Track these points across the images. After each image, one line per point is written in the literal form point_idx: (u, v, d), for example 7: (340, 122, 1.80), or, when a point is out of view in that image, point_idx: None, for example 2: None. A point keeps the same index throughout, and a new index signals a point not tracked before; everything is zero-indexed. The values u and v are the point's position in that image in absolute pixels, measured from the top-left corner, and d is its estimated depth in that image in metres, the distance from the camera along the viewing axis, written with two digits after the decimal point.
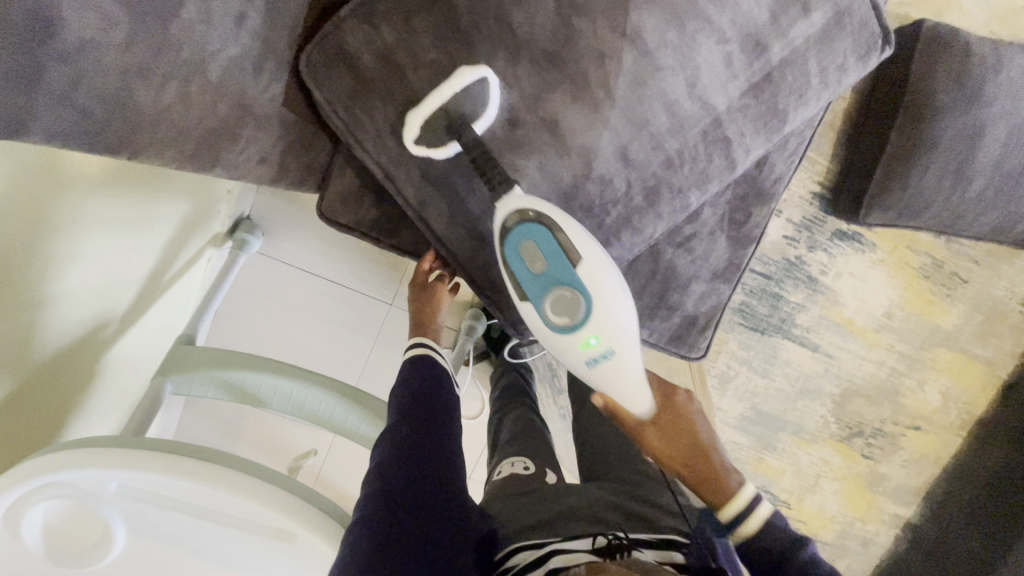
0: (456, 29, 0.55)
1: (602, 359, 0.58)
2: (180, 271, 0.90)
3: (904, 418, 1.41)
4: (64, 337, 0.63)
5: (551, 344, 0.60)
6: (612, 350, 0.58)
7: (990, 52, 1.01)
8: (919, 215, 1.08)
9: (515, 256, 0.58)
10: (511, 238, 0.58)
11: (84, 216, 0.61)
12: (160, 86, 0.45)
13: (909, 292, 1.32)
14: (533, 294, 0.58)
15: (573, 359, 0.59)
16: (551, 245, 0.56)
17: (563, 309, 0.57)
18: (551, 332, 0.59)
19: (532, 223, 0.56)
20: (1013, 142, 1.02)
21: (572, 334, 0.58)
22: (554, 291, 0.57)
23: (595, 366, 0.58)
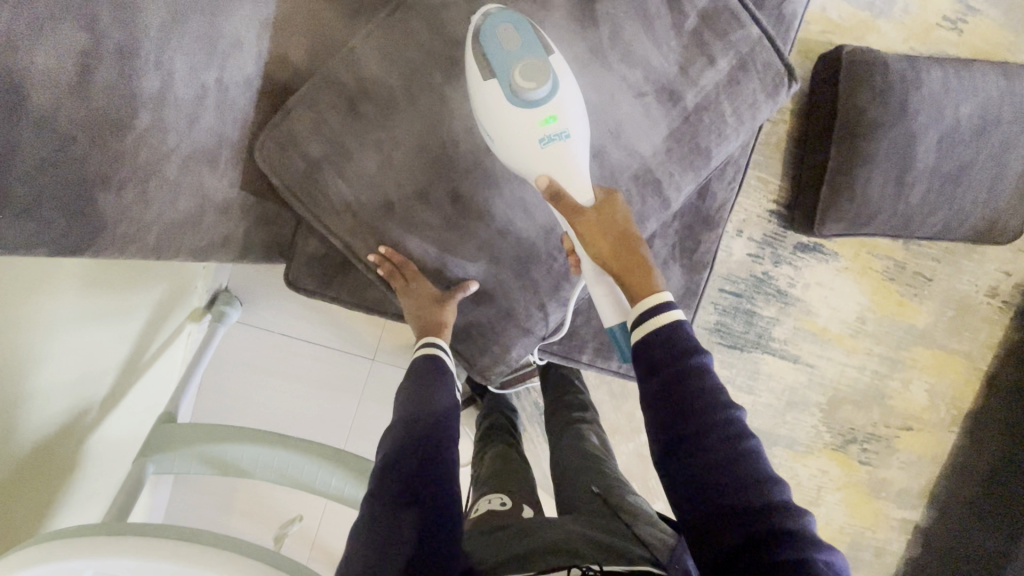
0: (395, 109, 0.61)
1: (556, 138, 0.59)
2: (159, 350, 0.92)
3: (895, 419, 1.42)
4: (42, 430, 0.64)
5: (501, 108, 0.58)
6: (569, 132, 0.59)
7: (910, 67, 1.08)
8: (871, 222, 1.13)
9: (492, 33, 0.58)
10: (489, 23, 0.59)
11: (58, 310, 0.64)
12: (118, 190, 0.47)
13: (878, 296, 1.35)
14: (503, 68, 0.57)
15: (528, 131, 0.58)
16: (527, 30, 0.59)
17: (532, 78, 0.57)
18: (511, 99, 0.57)
19: (514, 14, 0.59)
20: (945, 148, 1.09)
21: (535, 108, 0.58)
22: (526, 60, 0.57)
23: (548, 144, 0.58)
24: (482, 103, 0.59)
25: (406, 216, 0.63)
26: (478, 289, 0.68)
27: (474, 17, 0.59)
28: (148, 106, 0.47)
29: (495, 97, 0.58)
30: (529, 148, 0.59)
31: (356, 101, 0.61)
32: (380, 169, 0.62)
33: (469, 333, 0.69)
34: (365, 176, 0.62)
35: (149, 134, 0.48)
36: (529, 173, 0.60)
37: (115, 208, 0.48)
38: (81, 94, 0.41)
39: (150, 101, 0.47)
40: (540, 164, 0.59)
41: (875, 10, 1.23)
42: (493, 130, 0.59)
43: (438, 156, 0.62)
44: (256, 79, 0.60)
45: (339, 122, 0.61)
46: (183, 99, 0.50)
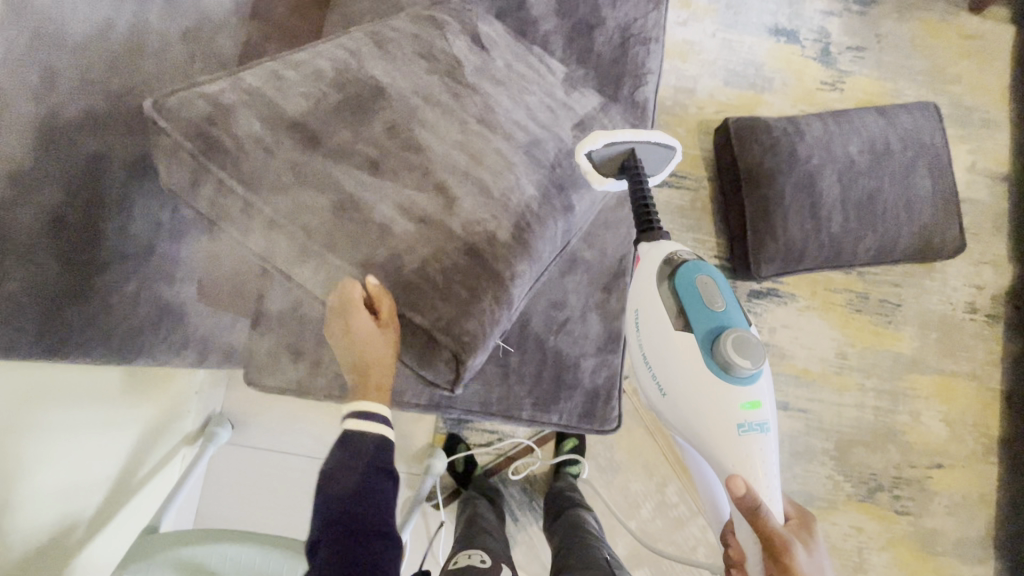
0: (321, 82, 0.70)
1: (753, 427, 0.69)
2: (150, 472, 1.00)
3: (919, 457, 1.32)
4: (29, 541, 0.71)
5: (701, 382, 0.70)
6: (766, 423, 0.70)
7: (791, 122, 1.23)
8: (802, 258, 1.20)
9: (696, 293, 0.71)
10: (693, 277, 0.71)
11: (59, 426, 0.75)
12: (85, 304, 0.61)
13: (850, 329, 1.35)
14: (704, 328, 0.70)
15: (729, 417, 0.69)
16: (728, 300, 0.72)
17: (735, 347, 0.68)
18: (711, 367, 0.69)
19: (715, 275, 0.72)
20: (847, 182, 1.19)
21: (736, 389, 0.69)
22: (733, 333, 0.68)
23: (745, 432, 0.68)
24: (679, 361, 0.71)
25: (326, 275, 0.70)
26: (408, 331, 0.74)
27: (677, 265, 0.72)
28: (112, 237, 0.63)
29: (695, 364, 0.70)
30: (727, 425, 0.69)
31: (282, 72, 0.69)
32: (303, 112, 0.68)
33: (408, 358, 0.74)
34: (284, 117, 0.67)
35: (111, 260, 0.63)
36: (723, 455, 0.70)
37: (83, 318, 0.61)
38: (54, 233, 0.57)
39: (111, 236, 0.63)
40: (739, 454, 0.69)
41: (758, 88, 1.43)
42: (686, 399, 0.71)
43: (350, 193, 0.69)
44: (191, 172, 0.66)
45: (258, 83, 0.68)
46: (140, 234, 0.66)
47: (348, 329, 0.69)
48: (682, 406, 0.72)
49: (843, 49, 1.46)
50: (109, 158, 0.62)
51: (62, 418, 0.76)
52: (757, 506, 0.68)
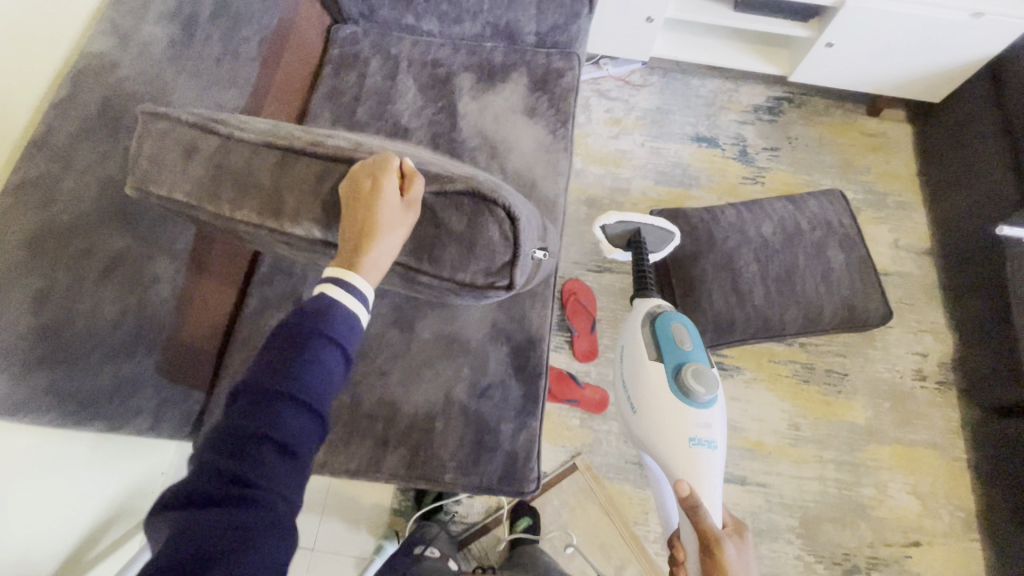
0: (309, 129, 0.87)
1: (703, 442, 0.89)
2: (105, 552, 1.03)
3: (893, 535, 1.26)
4: None
5: (663, 402, 0.92)
6: (714, 442, 0.89)
7: (708, 211, 1.39)
8: (732, 330, 1.29)
9: (669, 334, 0.97)
10: (668, 321, 0.98)
11: (23, 491, 0.83)
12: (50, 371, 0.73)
13: (800, 400, 1.38)
14: (673, 359, 0.94)
15: (685, 430, 0.90)
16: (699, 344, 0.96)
17: (695, 376, 0.91)
18: (672, 389, 0.93)
19: (687, 324, 0.98)
20: (763, 259, 1.31)
21: (693, 409, 0.91)
22: (691, 365, 0.92)
23: (695, 444, 0.89)
24: (649, 382, 0.95)
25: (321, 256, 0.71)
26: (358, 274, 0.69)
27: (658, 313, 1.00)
28: None
29: (660, 385, 0.94)
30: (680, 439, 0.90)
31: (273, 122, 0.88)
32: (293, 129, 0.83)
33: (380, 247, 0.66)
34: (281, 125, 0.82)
35: None
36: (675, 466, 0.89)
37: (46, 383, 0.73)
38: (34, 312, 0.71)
39: None
40: (689, 459, 0.88)
41: (686, 185, 1.62)
42: (649, 414, 0.94)
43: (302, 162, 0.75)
44: (212, 170, 0.72)
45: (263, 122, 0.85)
46: None
47: (347, 183, 0.67)
48: (648, 420, 0.94)
49: (759, 150, 1.67)
50: None
51: (27, 484, 0.84)
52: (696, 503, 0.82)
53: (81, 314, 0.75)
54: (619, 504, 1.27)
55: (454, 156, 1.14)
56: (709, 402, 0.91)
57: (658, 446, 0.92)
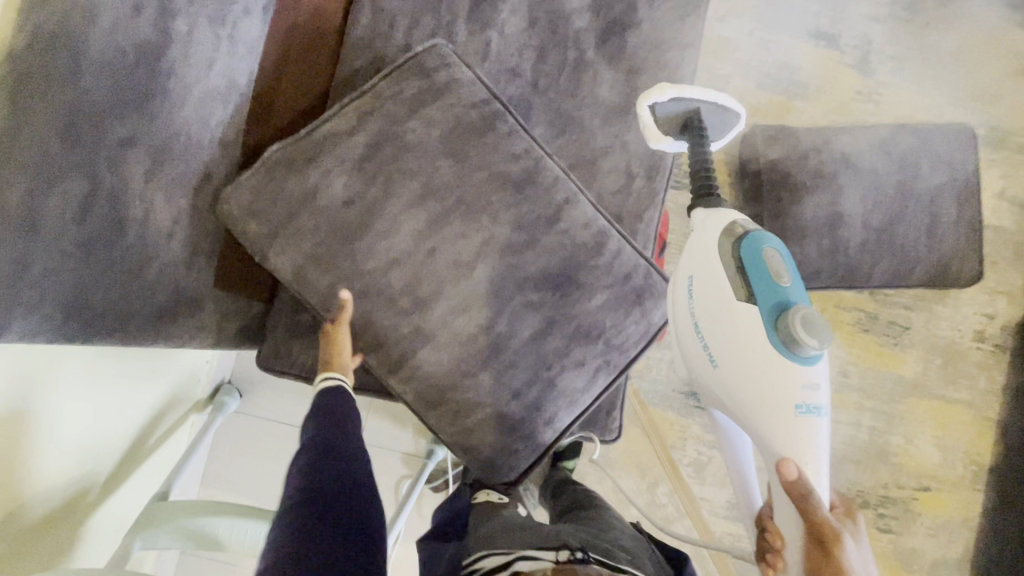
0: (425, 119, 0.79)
1: (809, 411, 0.68)
2: (161, 439, 1.03)
3: (908, 479, 1.34)
4: (45, 499, 0.75)
5: (760, 365, 0.69)
6: (822, 407, 0.68)
7: (821, 140, 1.22)
8: (818, 277, 1.19)
9: (763, 267, 0.70)
10: (757, 248, 0.70)
11: (72, 396, 0.78)
12: (106, 290, 0.61)
13: (856, 349, 1.35)
14: (767, 301, 0.69)
15: (791, 398, 0.68)
16: (792, 272, 0.71)
17: (809, 329, 0.66)
18: (774, 339, 0.69)
19: (780, 249, 0.71)
20: (871, 204, 1.18)
21: (792, 372, 0.68)
22: (796, 305, 0.68)
23: (804, 413, 0.68)
24: (724, 334, 0.71)
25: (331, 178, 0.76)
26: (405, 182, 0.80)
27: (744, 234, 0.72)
28: (134, 228, 0.63)
29: (755, 340, 0.69)
30: (781, 410, 0.68)
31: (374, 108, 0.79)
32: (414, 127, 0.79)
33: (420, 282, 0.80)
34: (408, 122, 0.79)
35: (133, 248, 0.63)
36: (780, 442, 0.69)
37: (103, 303, 0.62)
38: (77, 223, 0.57)
39: (135, 223, 0.63)
40: (796, 437, 0.68)
41: (791, 93, 1.38)
42: (729, 380, 0.71)
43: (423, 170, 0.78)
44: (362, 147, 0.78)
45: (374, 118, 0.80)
46: (160, 221, 0.66)
47: None
48: (731, 396, 0.72)
49: (884, 58, 1.40)
50: (135, 144, 0.61)
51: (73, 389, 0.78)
52: (808, 493, 0.67)
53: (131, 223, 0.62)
54: (661, 428, 1.30)
55: (554, 40, 0.91)
56: (813, 360, 0.68)
57: (752, 421, 0.71)
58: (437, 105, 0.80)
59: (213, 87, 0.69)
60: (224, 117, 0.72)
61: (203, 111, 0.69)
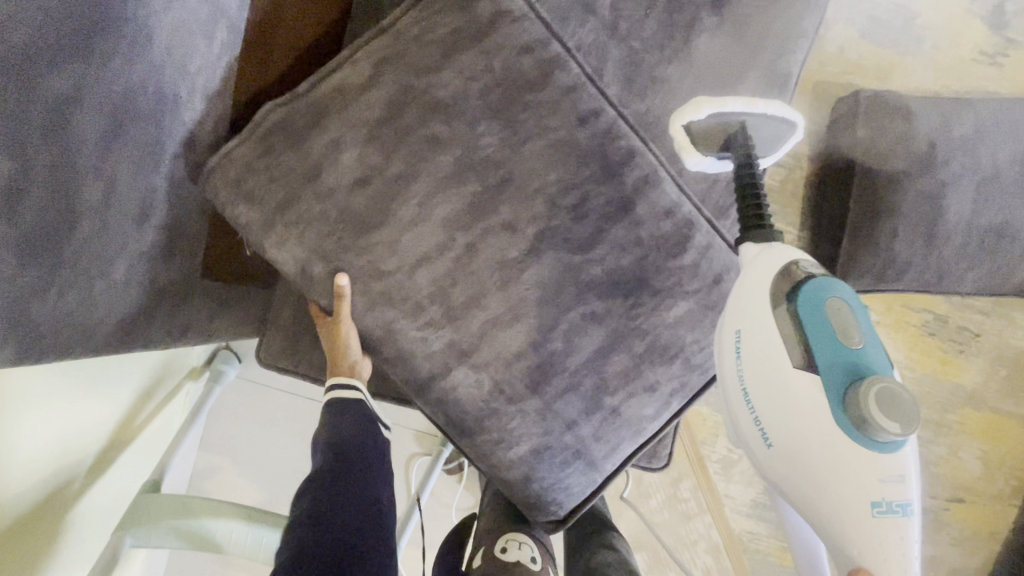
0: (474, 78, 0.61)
1: (894, 514, 0.45)
2: (152, 413, 0.94)
3: (945, 490, 1.26)
4: (16, 505, 0.66)
5: (821, 454, 0.47)
6: (914, 509, 0.46)
7: (933, 115, 1.01)
8: (899, 278, 1.04)
9: (824, 321, 0.48)
10: (815, 291, 0.49)
11: (32, 398, 0.66)
12: (57, 298, 0.47)
13: (916, 353, 1.23)
14: (832, 372, 0.47)
15: (862, 494, 0.46)
16: (866, 327, 0.49)
17: (895, 414, 0.45)
18: (842, 425, 0.46)
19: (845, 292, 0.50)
20: (982, 198, 0.99)
21: (865, 464, 0.46)
22: (874, 376, 0.46)
23: (883, 518, 0.45)
24: (778, 404, 0.48)
25: (346, 146, 0.60)
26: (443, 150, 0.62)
27: (792, 271, 0.51)
28: (89, 215, 0.47)
29: (811, 423, 0.47)
30: (850, 510, 0.46)
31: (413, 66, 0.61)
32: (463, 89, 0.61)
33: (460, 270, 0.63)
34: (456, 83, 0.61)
35: (91, 241, 0.48)
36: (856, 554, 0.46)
37: (56, 313, 0.48)
38: (10, 215, 0.41)
39: (91, 209, 0.47)
40: (870, 549, 0.45)
41: (899, 48, 1.13)
42: (791, 461, 0.48)
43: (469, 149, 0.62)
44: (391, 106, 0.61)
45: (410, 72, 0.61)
46: (127, 204, 0.50)
47: None
48: (782, 484, 0.49)
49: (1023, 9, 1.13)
50: (83, 102, 0.44)
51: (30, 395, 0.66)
52: None
53: (85, 210, 0.47)
54: (692, 422, 1.21)
55: None
56: (898, 451, 0.46)
57: (810, 519, 0.48)
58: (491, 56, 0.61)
59: (189, 16, 0.51)
60: (206, 57, 0.55)
61: (179, 52, 0.51)
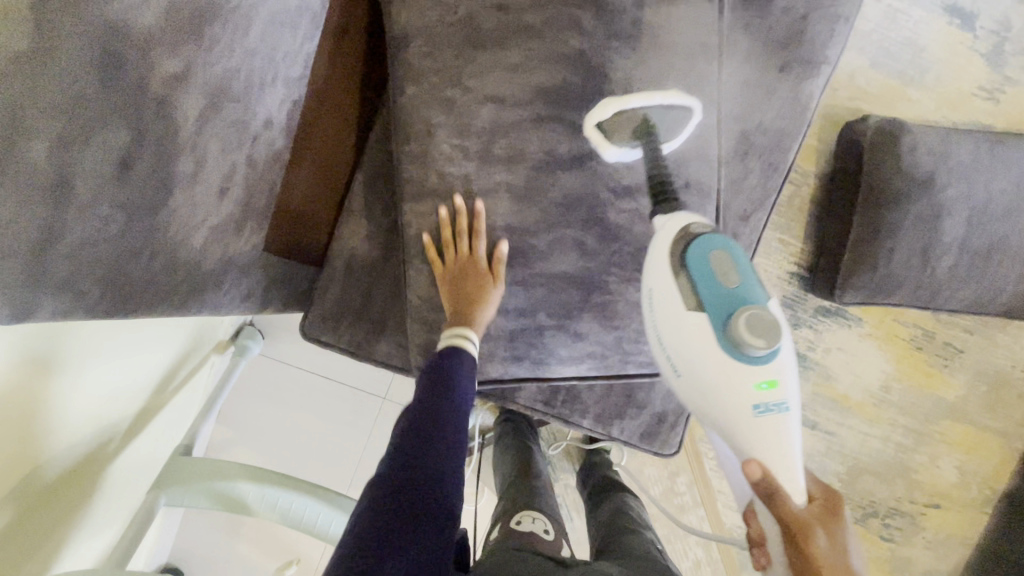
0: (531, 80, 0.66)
1: (771, 407, 0.54)
2: (183, 382, 0.98)
3: (921, 496, 1.33)
4: (68, 458, 0.70)
5: (713, 374, 0.55)
6: (788, 403, 0.54)
7: (935, 142, 1.08)
8: (894, 293, 1.11)
9: (707, 268, 0.56)
10: (698, 246, 0.57)
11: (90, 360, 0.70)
12: (148, 259, 0.51)
13: (903, 365, 1.30)
14: (716, 308, 0.55)
15: (744, 399, 0.55)
16: (740, 261, 0.56)
17: (760, 331, 0.53)
18: (721, 347, 0.55)
19: (724, 238, 0.57)
20: (974, 222, 1.06)
21: (742, 372, 0.54)
22: (741, 303, 0.54)
23: (763, 415, 0.54)
24: (680, 335, 0.57)
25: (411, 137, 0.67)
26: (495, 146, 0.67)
27: (679, 236, 0.58)
28: (181, 185, 0.51)
29: (702, 351, 0.56)
30: (733, 406, 0.55)
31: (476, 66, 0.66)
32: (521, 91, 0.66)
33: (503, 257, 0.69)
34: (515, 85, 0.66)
35: (181, 209, 0.52)
36: (748, 443, 0.55)
37: (145, 273, 0.52)
38: (120, 180, 0.46)
39: (183, 180, 0.51)
40: (754, 440, 0.55)
41: (907, 78, 1.20)
42: (700, 381, 0.56)
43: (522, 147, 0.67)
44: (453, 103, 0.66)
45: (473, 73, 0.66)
46: (213, 177, 0.54)
47: None
48: (693, 400, 0.58)
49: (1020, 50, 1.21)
50: (189, 82, 0.48)
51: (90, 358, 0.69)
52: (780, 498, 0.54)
53: (180, 180, 0.51)
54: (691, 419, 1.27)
55: None
56: (769, 359, 0.54)
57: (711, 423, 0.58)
58: (545, 61, 0.66)
59: (282, 7, 0.55)
60: (290, 47, 0.59)
61: (270, 40, 0.56)
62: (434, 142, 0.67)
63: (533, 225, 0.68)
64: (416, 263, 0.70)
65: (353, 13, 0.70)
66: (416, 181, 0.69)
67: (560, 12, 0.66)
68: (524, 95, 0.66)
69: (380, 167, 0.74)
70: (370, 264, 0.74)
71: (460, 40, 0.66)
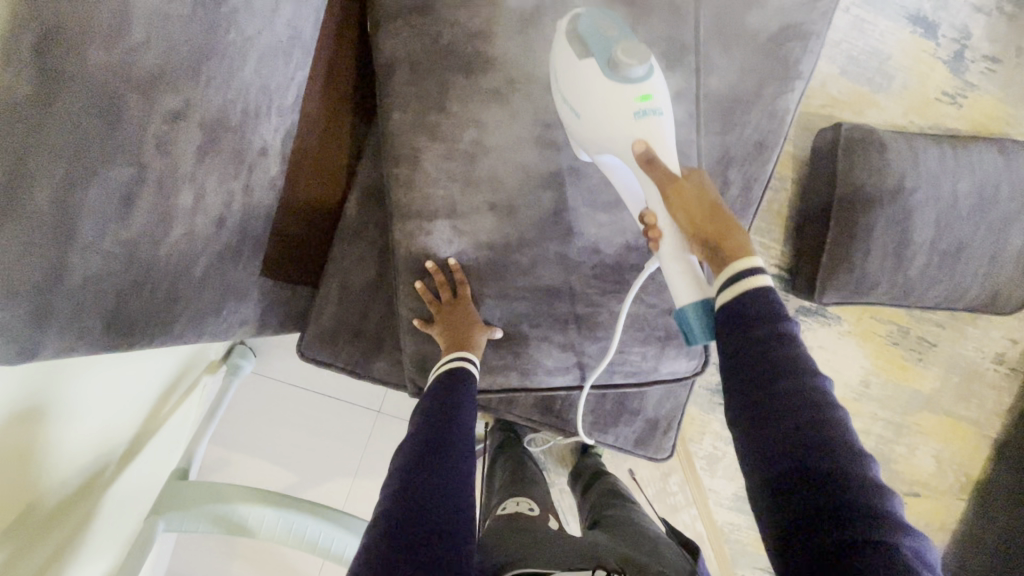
0: (518, 104, 0.68)
1: (648, 113, 0.58)
2: (175, 406, 0.97)
3: (902, 485, 1.39)
4: (63, 490, 0.69)
5: (598, 100, 0.59)
6: (660, 108, 0.59)
7: (903, 147, 1.13)
8: (870, 292, 1.15)
9: (590, 30, 0.60)
10: (583, 22, 0.61)
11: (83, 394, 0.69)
12: (150, 293, 0.52)
13: (881, 360, 1.35)
14: (601, 53, 0.59)
15: (620, 108, 0.58)
16: (619, 24, 0.61)
17: (633, 55, 0.58)
18: (604, 79, 0.59)
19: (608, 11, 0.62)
20: (942, 223, 1.12)
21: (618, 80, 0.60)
22: (623, 42, 0.58)
23: (641, 116, 0.58)
24: (576, 85, 0.60)
25: (402, 161, 0.69)
26: (483, 167, 0.69)
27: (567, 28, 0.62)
28: (182, 218, 0.52)
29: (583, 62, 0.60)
30: (620, 122, 0.59)
31: (463, 89, 0.68)
32: (509, 114, 0.68)
33: (496, 275, 0.71)
34: (503, 108, 0.68)
35: (182, 241, 0.53)
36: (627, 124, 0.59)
37: (147, 308, 0.52)
38: (123, 218, 0.46)
39: (183, 213, 0.52)
40: (633, 134, 0.59)
41: (874, 85, 1.25)
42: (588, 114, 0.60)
43: (510, 169, 0.69)
44: (442, 128, 0.68)
45: (461, 96, 0.68)
46: (212, 209, 0.55)
47: None
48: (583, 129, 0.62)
49: (978, 57, 1.27)
50: (187, 118, 0.49)
51: (83, 392, 0.68)
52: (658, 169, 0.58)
53: (181, 215, 0.52)
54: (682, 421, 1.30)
55: None
56: (645, 78, 0.59)
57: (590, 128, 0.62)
58: (531, 83, 0.68)
59: (277, 38, 0.56)
60: (283, 76, 0.60)
61: (265, 70, 0.57)
62: (426, 163, 0.68)
63: (523, 242, 0.70)
64: (408, 282, 0.71)
65: (340, 37, 0.71)
66: (408, 201, 0.69)
67: (543, 37, 0.68)
68: (511, 117, 0.68)
69: (372, 187, 0.74)
70: (364, 284, 0.75)
71: (448, 64, 0.68)
